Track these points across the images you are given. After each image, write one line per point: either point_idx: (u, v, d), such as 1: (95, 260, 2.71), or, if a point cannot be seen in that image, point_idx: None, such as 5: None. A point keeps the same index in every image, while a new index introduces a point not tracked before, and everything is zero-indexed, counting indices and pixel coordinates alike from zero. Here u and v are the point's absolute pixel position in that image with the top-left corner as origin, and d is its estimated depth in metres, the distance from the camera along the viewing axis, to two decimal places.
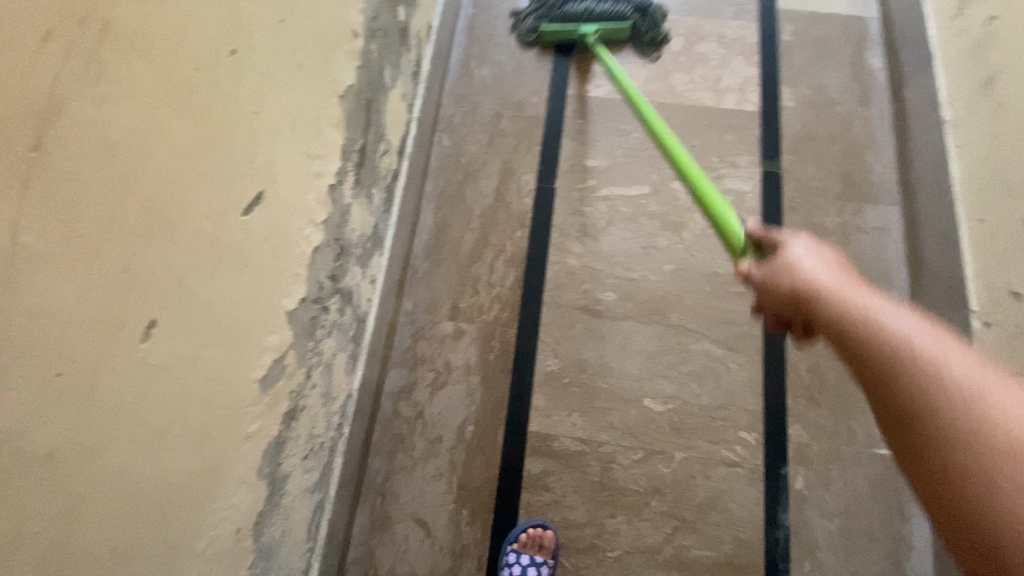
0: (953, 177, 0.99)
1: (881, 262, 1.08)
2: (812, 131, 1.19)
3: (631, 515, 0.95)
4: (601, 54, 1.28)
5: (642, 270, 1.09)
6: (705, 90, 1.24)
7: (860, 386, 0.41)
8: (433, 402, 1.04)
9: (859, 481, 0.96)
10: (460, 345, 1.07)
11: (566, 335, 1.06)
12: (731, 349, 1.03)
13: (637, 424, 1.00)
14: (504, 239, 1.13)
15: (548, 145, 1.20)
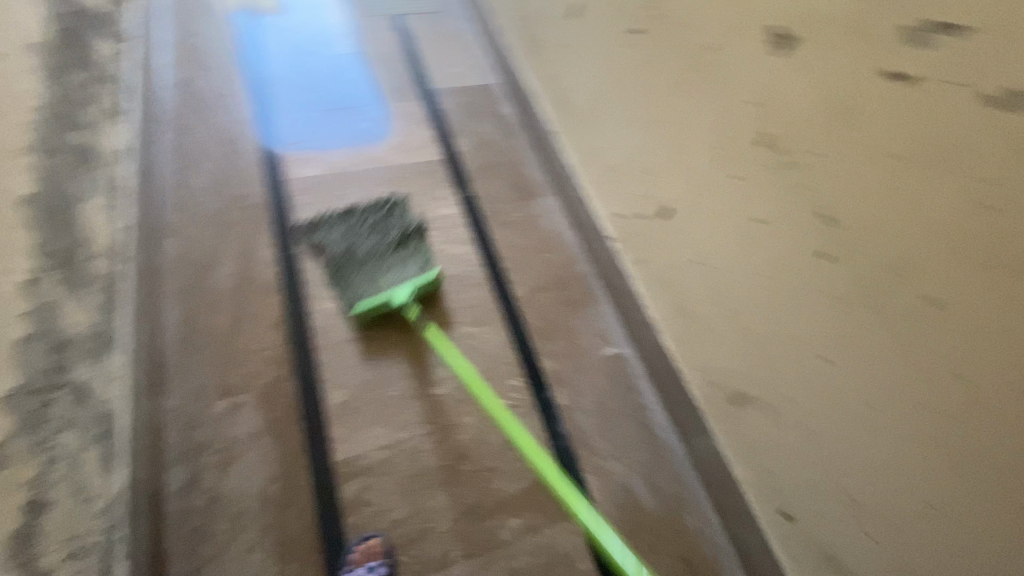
0: (569, 162, 1.45)
1: (559, 232, 1.47)
2: (483, 160, 1.59)
3: (449, 486, 1.05)
4: (306, 148, 1.52)
5: (392, 292, 1.28)
6: (398, 152, 1.55)
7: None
8: (227, 480, 1.00)
9: (599, 380, 1.25)
10: (241, 415, 1.07)
11: (342, 366, 1.15)
12: (481, 325, 1.27)
13: (428, 411, 1.13)
14: (258, 307, 1.20)
15: (278, 222, 1.35)
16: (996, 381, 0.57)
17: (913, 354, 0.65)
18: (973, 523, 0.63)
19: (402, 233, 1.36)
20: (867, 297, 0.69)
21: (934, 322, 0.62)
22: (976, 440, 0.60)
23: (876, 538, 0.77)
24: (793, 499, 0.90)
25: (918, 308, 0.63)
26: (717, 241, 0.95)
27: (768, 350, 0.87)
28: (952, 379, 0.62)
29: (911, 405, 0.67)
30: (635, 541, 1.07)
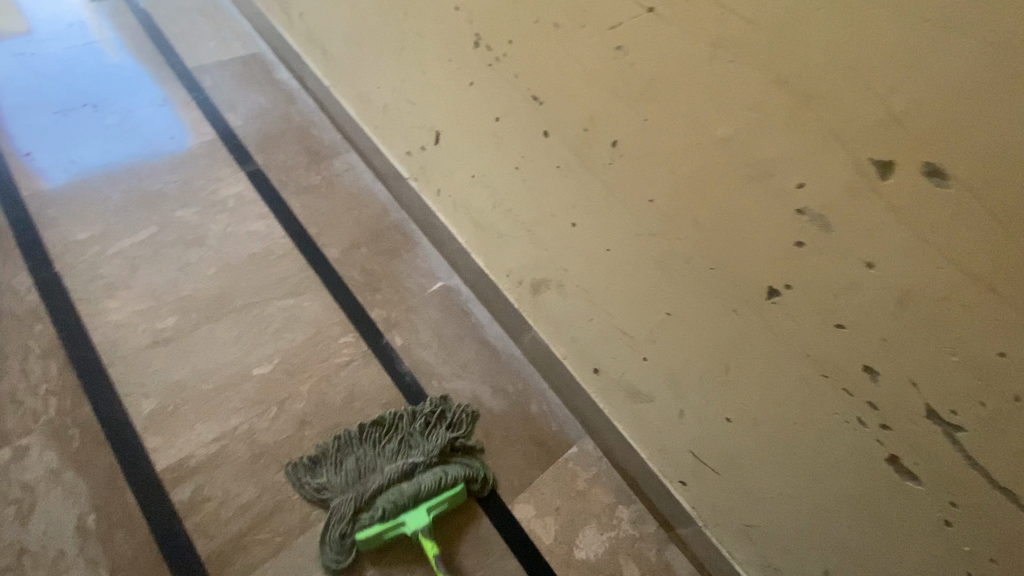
0: (352, 114, 1.43)
1: (364, 187, 1.46)
2: (267, 132, 1.50)
3: (296, 453, 1.05)
4: (43, 157, 1.31)
5: (190, 285, 1.18)
6: (164, 141, 1.41)
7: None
8: (29, 530, 0.89)
9: (431, 313, 1.29)
10: (30, 458, 0.94)
11: (148, 373, 1.06)
12: (299, 294, 1.23)
13: (258, 390, 1.09)
14: (22, 340, 1.05)
15: (27, 244, 1.17)
16: (665, 189, 0.70)
17: (616, 192, 0.77)
18: (690, 313, 0.77)
19: (416, 441, 1.08)
20: (579, 155, 0.80)
21: (619, 159, 0.74)
22: (670, 244, 0.73)
23: (647, 359, 0.90)
24: (595, 355, 1.03)
25: (608, 151, 0.75)
26: (476, 148, 1.02)
27: (540, 232, 0.98)
28: (645, 202, 0.73)
29: (631, 236, 0.78)
30: (490, 441, 1.14)
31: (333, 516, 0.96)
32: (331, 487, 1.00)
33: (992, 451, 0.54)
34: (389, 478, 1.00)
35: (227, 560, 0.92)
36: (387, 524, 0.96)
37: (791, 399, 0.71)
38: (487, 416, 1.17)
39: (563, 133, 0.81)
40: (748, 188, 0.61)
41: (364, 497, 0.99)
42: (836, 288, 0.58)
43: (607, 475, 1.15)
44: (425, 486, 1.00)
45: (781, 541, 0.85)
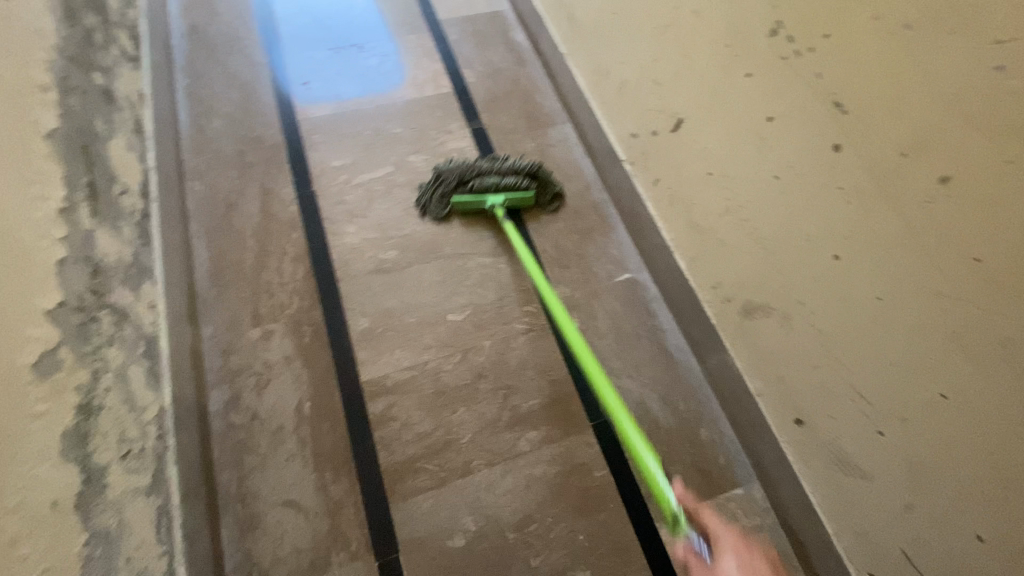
0: (581, 86, 1.42)
1: (574, 160, 1.44)
2: (495, 91, 1.56)
3: (469, 403, 1.11)
4: (317, 87, 1.52)
5: (408, 226, 1.30)
6: (408, 87, 1.54)
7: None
8: (264, 400, 1.08)
9: (614, 304, 1.26)
10: (273, 341, 1.14)
11: (365, 295, 1.20)
12: (496, 255, 1.28)
13: (448, 335, 1.18)
14: (281, 243, 1.25)
15: (295, 162, 1.37)
16: (1006, 248, 0.63)
17: (927, 240, 0.69)
18: (987, 400, 0.66)
19: (504, 163, 1.30)
20: (881, 185, 0.74)
21: (947, 197, 0.68)
22: (990, 315, 0.65)
23: (885, 436, 0.77)
24: (806, 406, 0.86)
25: (934, 189, 0.69)
26: (727, 145, 0.94)
27: (783, 255, 0.86)
28: (971, 260, 0.66)
29: (934, 292, 0.69)
30: (650, 452, 1.09)
31: (439, 189, 1.28)
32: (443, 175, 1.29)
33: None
34: (485, 180, 1.28)
35: (399, 478, 1.03)
36: (473, 200, 1.29)
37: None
38: (652, 424, 1.12)
39: (873, 158, 0.75)
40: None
41: (464, 177, 1.29)
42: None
43: (771, 530, 1.04)
44: (504, 183, 1.29)
45: None
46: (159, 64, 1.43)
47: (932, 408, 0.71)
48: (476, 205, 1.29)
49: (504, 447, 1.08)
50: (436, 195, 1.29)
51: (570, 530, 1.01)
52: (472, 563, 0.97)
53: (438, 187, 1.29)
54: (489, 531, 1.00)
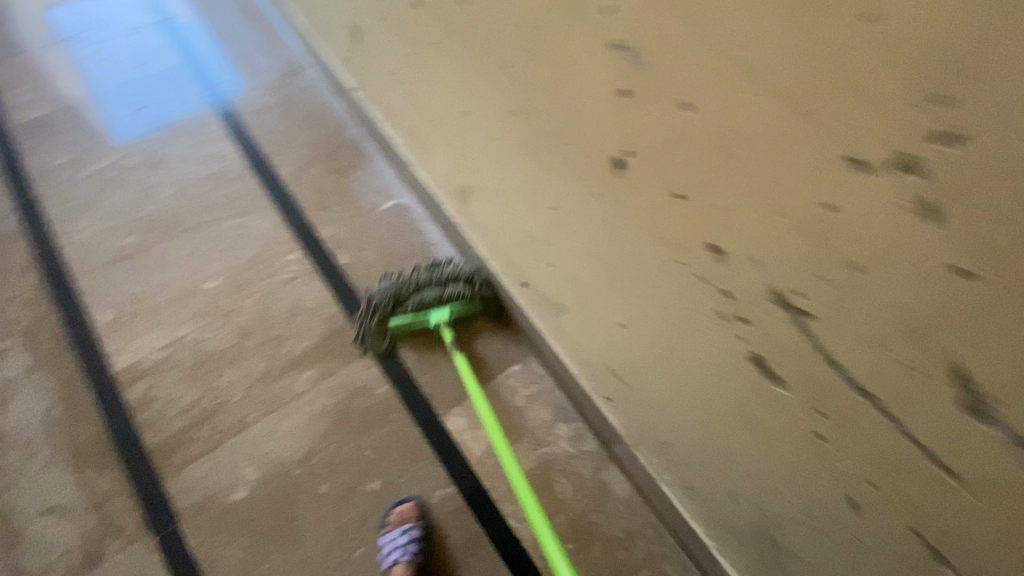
0: (304, 25, 1.37)
1: (325, 104, 1.41)
2: (233, 54, 1.48)
3: (237, 362, 1.09)
4: (29, 88, 1.39)
5: (145, 206, 1.23)
6: (136, 66, 1.44)
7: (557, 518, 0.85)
8: (6, 417, 1.00)
9: (381, 232, 1.25)
10: (9, 358, 1.05)
11: (106, 287, 1.12)
12: (247, 213, 1.25)
13: (207, 303, 1.14)
14: (4, 257, 1.15)
15: (10, 171, 1.26)
16: (505, 39, 0.60)
17: (477, 60, 0.68)
18: (569, 203, 0.66)
19: (467, 292, 1.10)
20: (439, 20, 0.72)
21: (466, 11, 0.65)
22: (529, 116, 0.63)
23: (553, 264, 0.82)
24: (519, 267, 0.96)
25: (454, 5, 0.67)
26: (381, 35, 0.95)
27: (445, 126, 0.90)
28: (499, 64, 0.64)
29: (501, 111, 0.69)
30: (428, 358, 1.12)
31: (375, 306, 1.09)
32: (386, 285, 1.09)
33: (842, 345, 0.41)
34: (424, 295, 1.10)
35: (170, 452, 1.00)
36: (414, 318, 1.10)
37: (663, 303, 0.60)
38: (430, 332, 1.15)
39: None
40: (566, 28, 0.50)
41: (400, 296, 1.09)
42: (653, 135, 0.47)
43: (549, 395, 1.09)
44: (446, 294, 1.10)
45: (692, 462, 0.77)
46: None
47: (555, 227, 0.74)
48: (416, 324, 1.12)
49: (280, 394, 1.07)
50: (370, 328, 1.10)
51: (355, 449, 1.03)
52: (256, 510, 0.97)
53: (377, 298, 1.10)
54: (271, 474, 1.00)
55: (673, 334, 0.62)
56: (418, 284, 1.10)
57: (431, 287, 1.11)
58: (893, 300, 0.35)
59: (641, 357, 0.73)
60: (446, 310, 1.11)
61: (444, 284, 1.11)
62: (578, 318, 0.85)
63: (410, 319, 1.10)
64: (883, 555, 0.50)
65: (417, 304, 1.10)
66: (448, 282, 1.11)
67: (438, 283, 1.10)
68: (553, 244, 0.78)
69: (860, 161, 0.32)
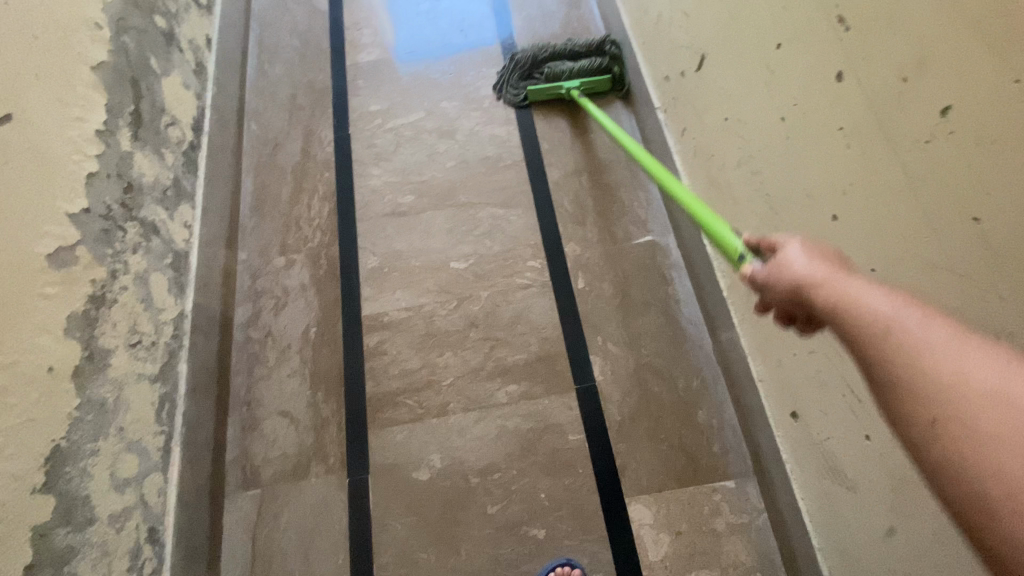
0: (628, 30, 1.31)
1: (614, 112, 1.33)
2: (542, 36, 1.47)
3: (457, 348, 1.12)
4: (370, 31, 1.56)
5: (428, 171, 1.32)
6: (457, 31, 1.52)
7: (861, 370, 0.36)
8: (278, 320, 1.18)
9: (627, 268, 1.16)
10: (293, 270, 1.23)
11: (379, 236, 1.25)
12: (508, 205, 1.26)
13: (449, 282, 1.19)
14: (314, 180, 1.33)
15: (338, 104, 1.44)
16: (1007, 200, 0.46)
17: (918, 197, 0.55)
18: None
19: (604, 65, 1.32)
20: (875, 121, 0.59)
21: (944, 140, 0.52)
22: (999, 304, 0.48)
23: (873, 438, 0.66)
24: (798, 397, 0.81)
25: (932, 127, 0.53)
26: (747, 83, 0.81)
27: (786, 215, 0.75)
28: (977, 228, 0.49)
29: (941, 268, 0.53)
30: (633, 425, 1.02)
31: (528, 57, 1.35)
32: (533, 50, 1.35)
33: None
34: (559, 67, 1.33)
35: (380, 408, 1.08)
36: (549, 87, 1.33)
37: None
38: (644, 397, 1.04)
39: (870, 83, 0.59)
40: None
41: (540, 58, 1.35)
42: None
43: (758, 533, 0.92)
44: (578, 68, 1.33)
45: None
46: (236, 14, 1.57)
47: None
48: (553, 92, 1.34)
49: (482, 396, 1.08)
50: (519, 76, 1.37)
51: (532, 486, 0.99)
52: (432, 498, 1.01)
53: (526, 52, 1.36)
54: (452, 471, 1.02)
55: None
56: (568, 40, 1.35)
57: (572, 62, 1.34)
58: None
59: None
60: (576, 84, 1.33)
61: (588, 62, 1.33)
62: (879, 513, 0.68)
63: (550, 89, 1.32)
64: None
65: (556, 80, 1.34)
66: (580, 56, 1.35)
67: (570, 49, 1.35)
68: None
69: None
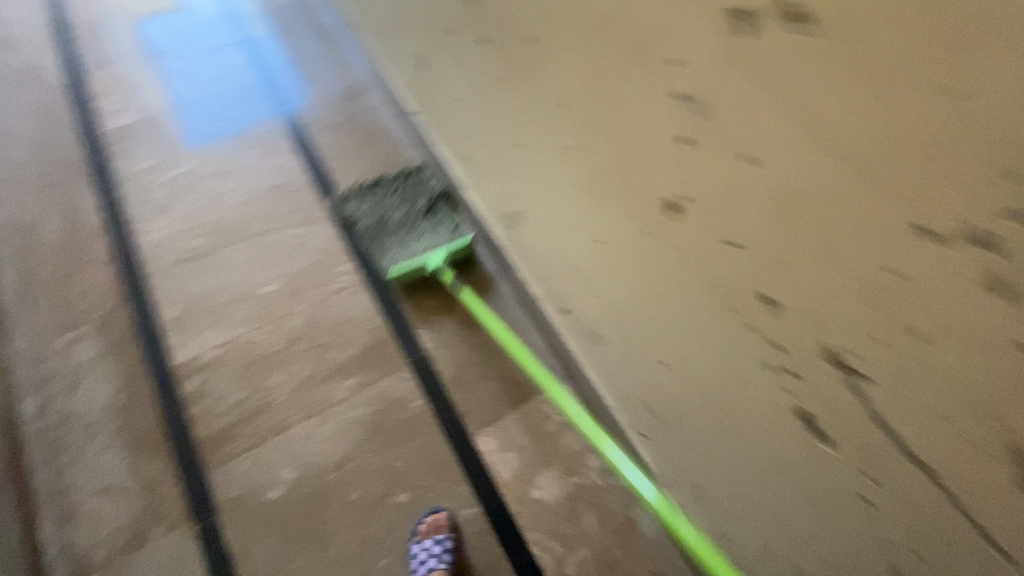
0: (372, 49, 1.45)
1: (384, 123, 1.48)
2: (302, 71, 1.58)
3: (284, 364, 1.14)
4: (121, 96, 1.52)
5: (215, 212, 1.32)
6: (216, 81, 1.55)
7: None
8: (74, 399, 1.09)
9: None
10: (82, 344, 1.14)
11: (175, 285, 1.22)
12: (305, 223, 1.32)
13: (261, 307, 1.21)
14: (87, 250, 1.26)
15: (99, 171, 1.38)
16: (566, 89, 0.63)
17: (532, 102, 0.72)
18: (627, 250, 0.67)
19: (441, 211, 1.25)
20: (493, 60, 0.78)
21: (526, 54, 0.69)
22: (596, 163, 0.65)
23: (598, 296, 0.83)
24: (563, 295, 0.98)
25: (520, 45, 0.69)
26: (446, 64, 0.99)
27: (496, 153, 0.93)
28: (561, 107, 0.66)
29: (562, 149, 0.71)
30: (464, 375, 1.13)
31: (362, 225, 1.23)
32: (365, 209, 1.25)
33: (903, 419, 0.43)
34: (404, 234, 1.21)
35: (216, 446, 1.05)
36: (411, 265, 1.18)
37: (703, 344, 0.62)
38: (467, 350, 1.16)
39: (486, 33, 0.78)
40: (636, 74, 0.52)
41: (377, 220, 1.25)
42: (710, 179, 0.50)
43: None
44: (419, 225, 1.23)
45: (723, 503, 0.76)
46: None
47: (600, 259, 0.75)
48: (415, 272, 1.20)
49: (320, 399, 1.11)
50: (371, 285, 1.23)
51: (386, 460, 1.05)
52: (290, 509, 1.01)
53: (365, 210, 1.26)
54: (306, 477, 1.04)
55: (715, 379, 0.63)
56: (393, 180, 1.28)
57: (406, 233, 1.21)
58: (959, 370, 0.37)
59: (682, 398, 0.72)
60: (444, 256, 1.20)
61: (417, 194, 1.26)
62: (624, 352, 0.84)
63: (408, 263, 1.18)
64: None
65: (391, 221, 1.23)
66: (407, 204, 1.25)
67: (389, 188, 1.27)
68: (603, 275, 0.77)
69: (929, 234, 0.35)
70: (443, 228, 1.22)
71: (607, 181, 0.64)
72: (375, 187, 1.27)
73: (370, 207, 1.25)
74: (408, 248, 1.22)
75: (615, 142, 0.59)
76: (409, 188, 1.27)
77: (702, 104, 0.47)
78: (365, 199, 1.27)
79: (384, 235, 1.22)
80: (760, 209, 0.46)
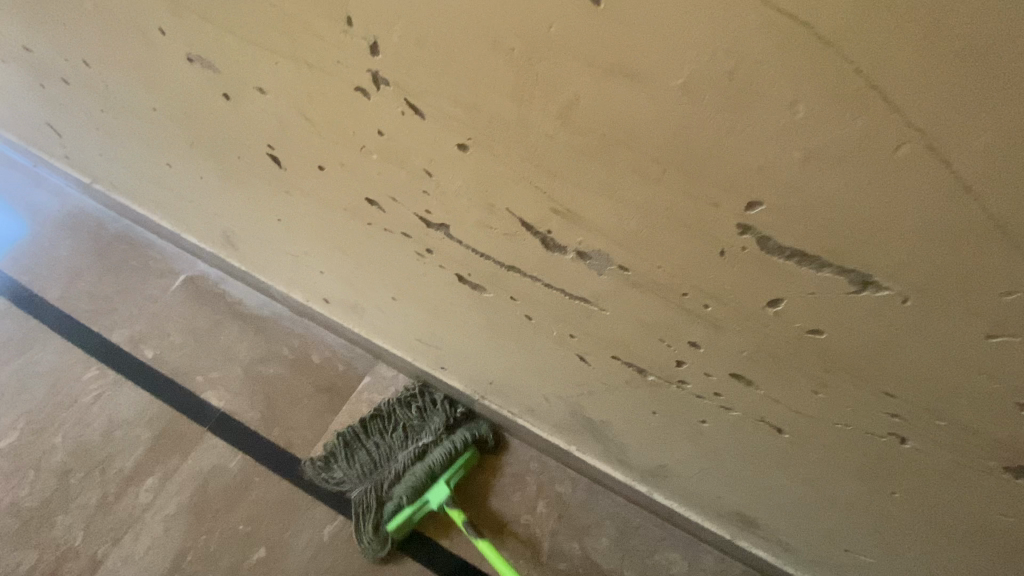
0: (10, 136, 1.25)
1: (74, 207, 1.30)
2: None
3: (67, 505, 0.99)
4: None
5: None
6: None
7: None
8: None
9: (180, 310, 1.17)
10: None
11: None
12: (23, 351, 1.13)
13: (8, 462, 1.02)
14: None
15: None
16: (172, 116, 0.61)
17: (138, 121, 0.69)
18: (296, 218, 0.69)
19: (428, 424, 1.01)
20: (86, 95, 0.72)
21: (93, 77, 0.65)
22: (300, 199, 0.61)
23: (323, 271, 0.84)
24: (311, 287, 0.97)
25: (87, 72, 0.65)
26: (64, 120, 0.89)
27: (165, 185, 0.87)
28: (151, 112, 0.64)
29: (188, 152, 0.69)
30: (274, 409, 1.08)
31: (374, 522, 0.95)
32: (348, 479, 0.99)
33: (490, 246, 0.48)
34: (392, 467, 0.98)
35: None
36: (408, 514, 0.94)
37: (392, 264, 0.65)
38: (267, 384, 1.10)
39: (61, 71, 0.72)
40: (150, 54, 0.51)
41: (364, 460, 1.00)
42: (263, 123, 0.51)
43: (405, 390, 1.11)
44: (407, 459, 0.98)
45: (510, 385, 0.84)
46: None
47: (293, 236, 0.76)
48: (416, 514, 0.95)
49: (125, 516, 0.98)
50: (367, 533, 0.95)
51: (227, 532, 0.97)
52: None
53: (343, 467, 0.99)
54: None
55: (419, 289, 0.68)
56: (367, 439, 1.01)
57: (413, 464, 0.98)
58: (467, 188, 0.42)
59: (424, 319, 0.77)
60: (444, 486, 0.97)
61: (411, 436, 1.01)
62: (374, 309, 0.86)
63: (411, 515, 0.94)
64: (626, 389, 0.59)
65: (362, 463, 1.00)
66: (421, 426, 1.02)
67: (386, 426, 1.03)
68: (308, 249, 0.78)
69: (362, 89, 0.37)
70: (447, 455, 0.98)
71: (221, 152, 0.63)
72: (353, 439, 1.00)
73: (360, 475, 0.98)
74: (407, 482, 0.96)
75: (190, 112, 0.58)
76: (411, 428, 1.03)
77: (198, 55, 0.46)
78: (353, 456, 1.01)
79: (381, 490, 0.97)
80: (297, 125, 0.47)
